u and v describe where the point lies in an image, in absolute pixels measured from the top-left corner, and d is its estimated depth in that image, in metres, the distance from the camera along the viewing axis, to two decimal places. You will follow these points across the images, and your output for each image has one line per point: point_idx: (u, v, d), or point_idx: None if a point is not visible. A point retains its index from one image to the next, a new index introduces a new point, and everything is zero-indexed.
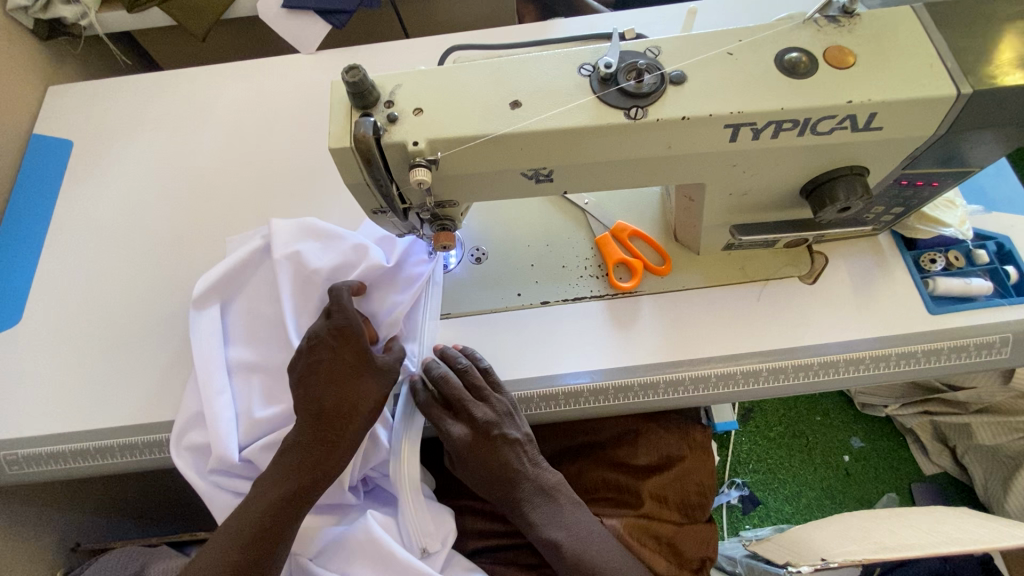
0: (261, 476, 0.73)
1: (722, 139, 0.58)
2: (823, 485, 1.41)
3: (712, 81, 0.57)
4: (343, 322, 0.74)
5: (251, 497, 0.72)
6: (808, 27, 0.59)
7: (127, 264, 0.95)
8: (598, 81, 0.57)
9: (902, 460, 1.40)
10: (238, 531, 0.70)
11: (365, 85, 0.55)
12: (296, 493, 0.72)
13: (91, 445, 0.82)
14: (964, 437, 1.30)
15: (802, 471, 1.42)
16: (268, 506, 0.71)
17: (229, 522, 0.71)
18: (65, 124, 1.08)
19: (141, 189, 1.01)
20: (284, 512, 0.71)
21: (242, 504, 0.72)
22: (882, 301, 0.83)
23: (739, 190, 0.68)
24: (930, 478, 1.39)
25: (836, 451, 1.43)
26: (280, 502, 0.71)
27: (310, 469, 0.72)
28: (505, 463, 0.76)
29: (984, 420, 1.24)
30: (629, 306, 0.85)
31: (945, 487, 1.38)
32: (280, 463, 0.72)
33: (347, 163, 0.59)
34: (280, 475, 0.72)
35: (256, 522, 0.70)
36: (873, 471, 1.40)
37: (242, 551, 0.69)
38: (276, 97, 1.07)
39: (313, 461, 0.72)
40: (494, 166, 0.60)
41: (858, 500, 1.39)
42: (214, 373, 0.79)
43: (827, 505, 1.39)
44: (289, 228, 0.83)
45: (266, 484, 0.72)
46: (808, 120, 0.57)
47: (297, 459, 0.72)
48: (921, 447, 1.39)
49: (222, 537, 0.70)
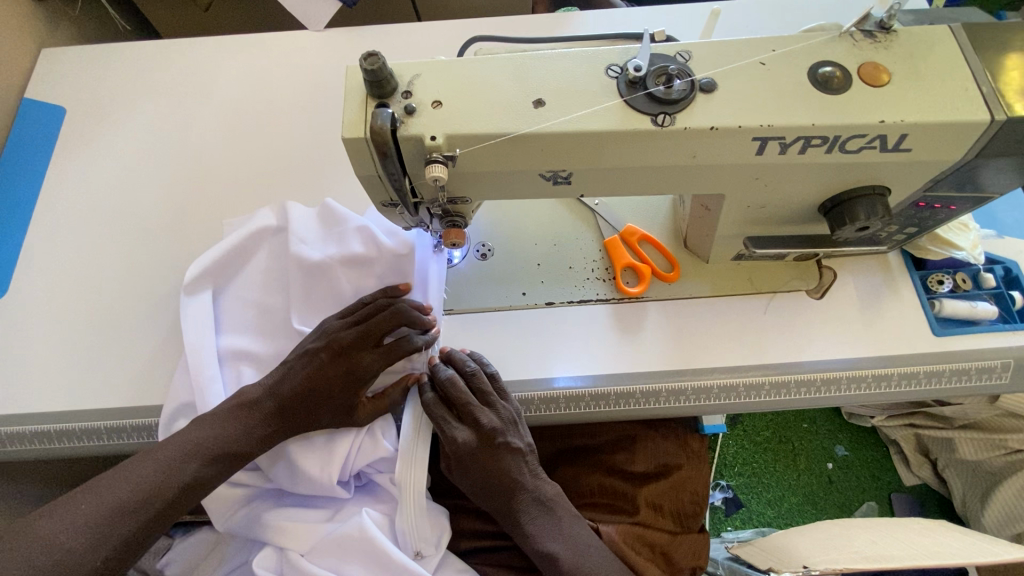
0: (210, 416, 0.72)
1: (749, 152, 0.56)
2: (805, 491, 1.42)
3: (745, 91, 0.55)
4: (360, 360, 0.75)
5: (197, 438, 0.70)
6: (844, 40, 0.57)
7: (120, 240, 0.92)
8: (626, 84, 0.55)
9: (883, 470, 1.43)
10: (175, 468, 0.68)
11: (384, 74, 0.53)
12: (241, 455, 0.72)
13: (76, 427, 0.79)
14: (946, 451, 1.31)
15: (786, 477, 1.44)
16: (211, 459, 0.70)
17: (164, 452, 0.69)
18: (58, 90, 1.04)
19: (137, 163, 0.98)
20: (223, 466, 0.71)
21: (179, 444, 0.69)
22: (889, 321, 0.83)
23: (757, 204, 0.67)
24: (909, 488, 1.41)
25: (821, 458, 1.45)
26: (223, 458, 0.71)
27: (261, 441, 0.73)
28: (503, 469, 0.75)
29: (969, 436, 1.25)
30: (635, 312, 0.84)
31: (923, 499, 1.41)
32: (235, 423, 0.72)
33: (359, 154, 0.56)
34: (235, 431, 0.71)
35: (195, 471, 0.69)
36: (855, 480, 1.42)
37: (173, 493, 0.67)
38: (282, 74, 1.03)
39: (271, 431, 0.73)
40: (513, 166, 0.58)
41: (838, 507, 1.41)
42: (206, 363, 0.77)
43: (809, 510, 1.41)
44: (303, 212, 0.82)
45: (216, 433, 0.71)
46: (838, 137, 0.55)
47: (255, 427, 0.72)
48: (903, 460, 1.41)
49: (156, 466, 0.67)
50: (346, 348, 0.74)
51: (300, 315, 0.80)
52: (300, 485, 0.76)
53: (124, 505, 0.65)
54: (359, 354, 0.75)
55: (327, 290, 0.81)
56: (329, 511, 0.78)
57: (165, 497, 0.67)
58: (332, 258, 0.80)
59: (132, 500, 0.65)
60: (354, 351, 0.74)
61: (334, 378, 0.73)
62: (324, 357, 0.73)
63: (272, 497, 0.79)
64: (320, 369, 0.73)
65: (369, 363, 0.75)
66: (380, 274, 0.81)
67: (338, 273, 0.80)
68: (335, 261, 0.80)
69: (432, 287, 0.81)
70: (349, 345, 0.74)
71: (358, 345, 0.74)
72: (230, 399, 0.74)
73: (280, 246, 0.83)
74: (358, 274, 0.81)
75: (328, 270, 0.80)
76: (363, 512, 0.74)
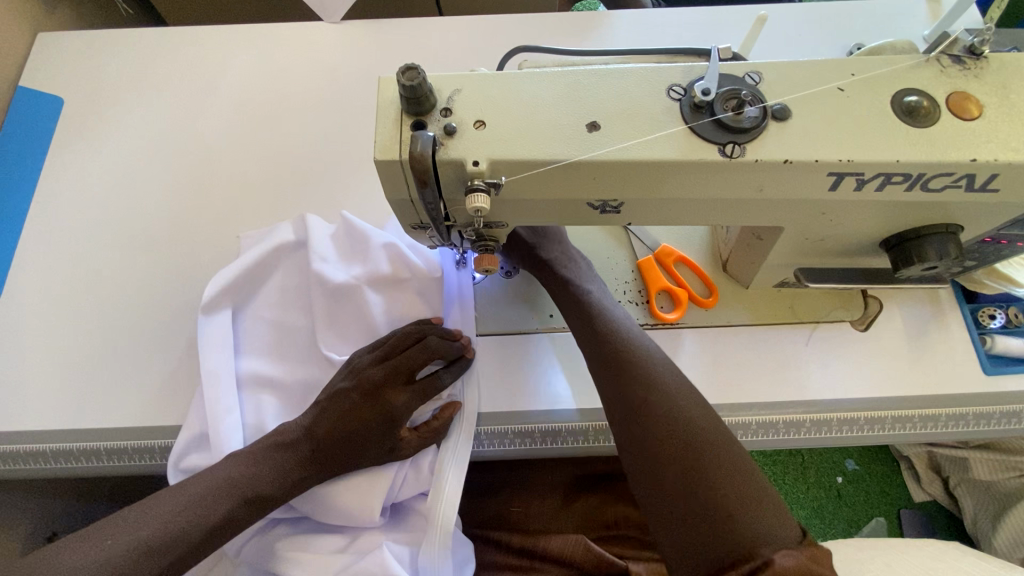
0: (245, 454, 0.68)
1: (822, 187, 0.51)
2: (814, 505, 1.33)
3: (823, 121, 0.50)
4: (393, 399, 0.71)
5: (230, 476, 0.66)
6: (930, 67, 0.52)
7: (122, 244, 0.86)
8: (690, 107, 0.50)
9: (893, 485, 1.32)
10: (205, 509, 0.64)
11: (423, 91, 0.48)
12: (274, 498, 0.68)
13: (76, 446, 0.75)
14: (960, 470, 1.19)
15: (794, 489, 1.34)
16: (241, 501, 0.65)
17: (197, 489, 0.65)
18: (57, 79, 0.97)
19: (140, 160, 0.92)
20: (254, 509, 0.67)
21: (208, 482, 0.65)
22: (937, 355, 0.77)
23: (817, 236, 0.62)
24: (920, 505, 1.30)
25: (830, 472, 1.35)
26: (254, 501, 0.66)
27: (295, 483, 0.69)
28: (641, 390, 0.65)
29: (982, 455, 1.11)
30: (670, 339, 0.79)
31: (933, 516, 1.29)
32: (268, 463, 0.68)
33: (393, 177, 0.52)
34: (270, 472, 0.67)
35: (225, 513, 0.64)
36: (865, 494, 1.32)
37: (199, 533, 0.63)
38: (296, 68, 0.97)
39: (306, 475, 0.69)
40: (561, 194, 0.53)
41: (847, 522, 1.31)
42: (225, 388, 0.73)
43: (816, 525, 1.31)
44: (325, 229, 0.79)
45: (251, 474, 0.67)
46: (922, 175, 0.50)
47: (289, 468, 0.68)
48: (914, 475, 1.31)
49: (185, 504, 0.64)
50: (378, 387, 0.71)
51: (323, 339, 0.76)
52: (330, 513, 0.71)
53: (148, 546, 0.60)
54: (391, 392, 0.71)
55: (353, 314, 0.77)
56: (347, 538, 0.72)
57: (192, 540, 0.63)
58: (356, 278, 0.76)
59: (160, 540, 0.61)
60: (387, 390, 0.71)
61: (367, 418, 0.69)
62: (356, 397, 0.70)
63: (288, 523, 0.75)
64: (352, 410, 0.70)
65: (403, 403, 0.71)
66: (407, 295, 0.78)
67: (362, 295, 0.76)
68: (362, 283, 0.76)
69: (459, 307, 0.78)
70: (379, 382, 0.71)
71: (389, 383, 0.71)
72: (267, 437, 0.71)
73: (304, 263, 0.79)
74: (384, 297, 0.78)
75: (353, 292, 0.76)
76: (386, 547, 0.69)
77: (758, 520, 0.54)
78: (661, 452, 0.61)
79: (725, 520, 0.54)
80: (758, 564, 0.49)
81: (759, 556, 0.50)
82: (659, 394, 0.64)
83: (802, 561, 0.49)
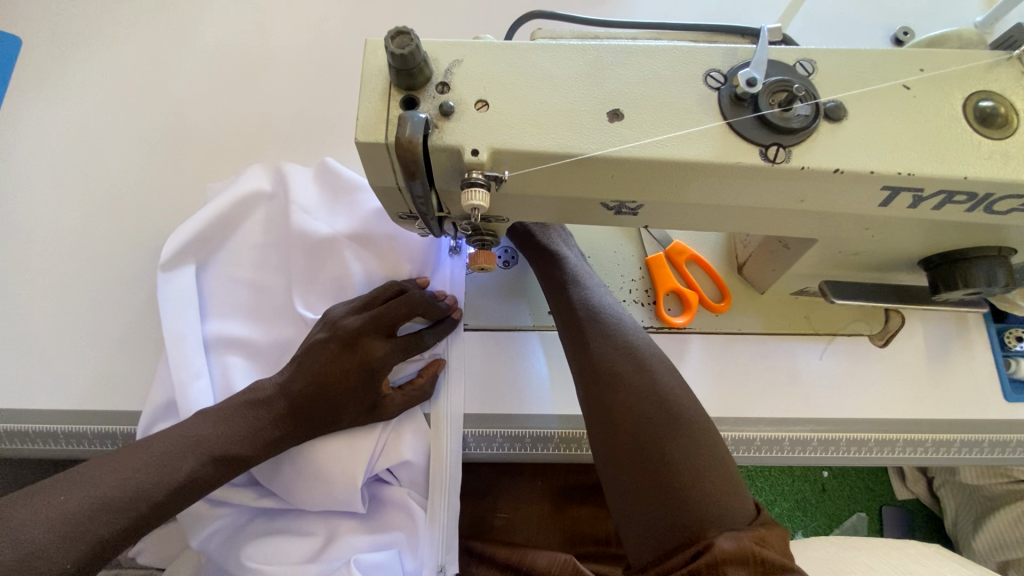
0: (217, 411, 0.63)
1: (872, 202, 0.45)
2: (797, 498, 1.23)
3: (882, 123, 0.43)
4: (371, 351, 0.66)
5: (199, 434, 0.61)
6: (1012, 67, 0.44)
7: (82, 206, 0.78)
8: (730, 100, 0.43)
9: (878, 482, 1.23)
10: (170, 466, 0.58)
11: (416, 62, 0.41)
12: (245, 460, 0.63)
13: (30, 427, 0.69)
14: (946, 472, 1.07)
15: (779, 480, 1.24)
16: (209, 458, 0.60)
17: (162, 444, 0.59)
18: (12, 15, 0.87)
19: (105, 111, 0.83)
20: (222, 466, 0.61)
21: (175, 436, 0.60)
22: (957, 378, 0.72)
23: (853, 250, 0.55)
24: (902, 503, 1.21)
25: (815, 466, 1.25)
26: (222, 458, 0.61)
27: (267, 442, 0.63)
28: (608, 357, 0.61)
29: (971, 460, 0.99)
30: (675, 344, 0.73)
31: (917, 517, 1.20)
32: (241, 419, 0.63)
33: (378, 160, 0.45)
34: (242, 431, 0.62)
35: (190, 468, 0.59)
36: (849, 490, 1.23)
37: (160, 491, 0.57)
38: (283, 17, 0.87)
39: (281, 434, 0.64)
40: (571, 190, 0.46)
41: (830, 518, 1.22)
42: (189, 351, 0.67)
43: (798, 520, 1.22)
44: (300, 178, 0.74)
45: (221, 431, 0.62)
46: (989, 195, 0.43)
47: (262, 426, 0.63)
48: (897, 472, 1.19)
49: (149, 459, 0.58)
50: (356, 337, 0.65)
51: (299, 297, 0.71)
52: (307, 503, 0.67)
53: (105, 500, 0.54)
54: (370, 342, 0.66)
55: (331, 271, 0.71)
56: (320, 540, 0.68)
57: (155, 498, 0.57)
58: (338, 229, 0.71)
59: (118, 495, 0.55)
60: (364, 338, 0.66)
61: (344, 371, 0.64)
62: (332, 348, 0.65)
63: (263, 519, 0.70)
64: (330, 362, 0.65)
65: (384, 354, 0.66)
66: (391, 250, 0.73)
67: (343, 249, 0.71)
68: (345, 235, 0.71)
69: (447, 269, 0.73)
70: (357, 332, 0.65)
71: (369, 333, 0.66)
72: (240, 396, 0.65)
73: (276, 215, 0.74)
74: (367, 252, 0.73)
75: (334, 245, 0.71)
76: (355, 561, 0.65)
77: (714, 500, 0.51)
78: (621, 424, 0.57)
79: (681, 501, 0.51)
80: (703, 546, 0.47)
81: (704, 539, 0.48)
82: (626, 361, 0.60)
83: (748, 546, 0.46)
